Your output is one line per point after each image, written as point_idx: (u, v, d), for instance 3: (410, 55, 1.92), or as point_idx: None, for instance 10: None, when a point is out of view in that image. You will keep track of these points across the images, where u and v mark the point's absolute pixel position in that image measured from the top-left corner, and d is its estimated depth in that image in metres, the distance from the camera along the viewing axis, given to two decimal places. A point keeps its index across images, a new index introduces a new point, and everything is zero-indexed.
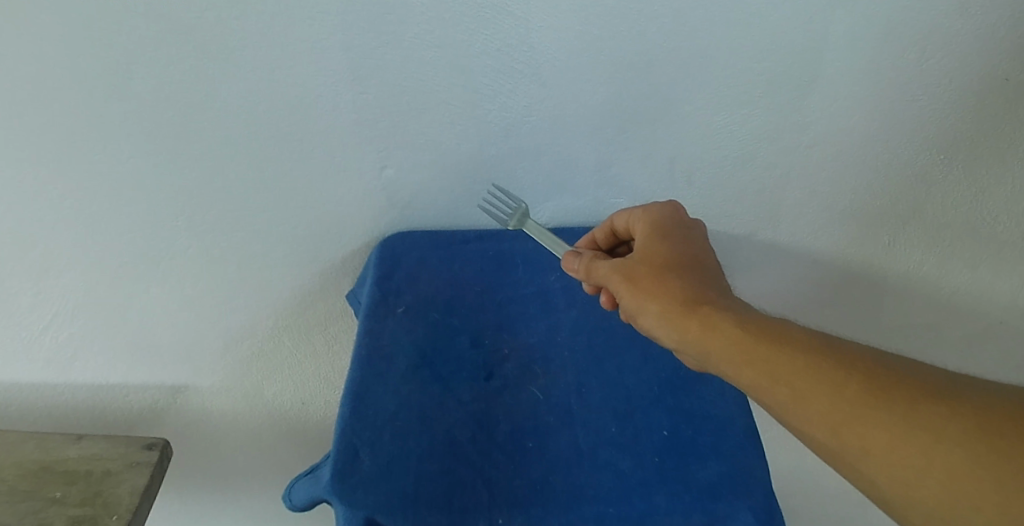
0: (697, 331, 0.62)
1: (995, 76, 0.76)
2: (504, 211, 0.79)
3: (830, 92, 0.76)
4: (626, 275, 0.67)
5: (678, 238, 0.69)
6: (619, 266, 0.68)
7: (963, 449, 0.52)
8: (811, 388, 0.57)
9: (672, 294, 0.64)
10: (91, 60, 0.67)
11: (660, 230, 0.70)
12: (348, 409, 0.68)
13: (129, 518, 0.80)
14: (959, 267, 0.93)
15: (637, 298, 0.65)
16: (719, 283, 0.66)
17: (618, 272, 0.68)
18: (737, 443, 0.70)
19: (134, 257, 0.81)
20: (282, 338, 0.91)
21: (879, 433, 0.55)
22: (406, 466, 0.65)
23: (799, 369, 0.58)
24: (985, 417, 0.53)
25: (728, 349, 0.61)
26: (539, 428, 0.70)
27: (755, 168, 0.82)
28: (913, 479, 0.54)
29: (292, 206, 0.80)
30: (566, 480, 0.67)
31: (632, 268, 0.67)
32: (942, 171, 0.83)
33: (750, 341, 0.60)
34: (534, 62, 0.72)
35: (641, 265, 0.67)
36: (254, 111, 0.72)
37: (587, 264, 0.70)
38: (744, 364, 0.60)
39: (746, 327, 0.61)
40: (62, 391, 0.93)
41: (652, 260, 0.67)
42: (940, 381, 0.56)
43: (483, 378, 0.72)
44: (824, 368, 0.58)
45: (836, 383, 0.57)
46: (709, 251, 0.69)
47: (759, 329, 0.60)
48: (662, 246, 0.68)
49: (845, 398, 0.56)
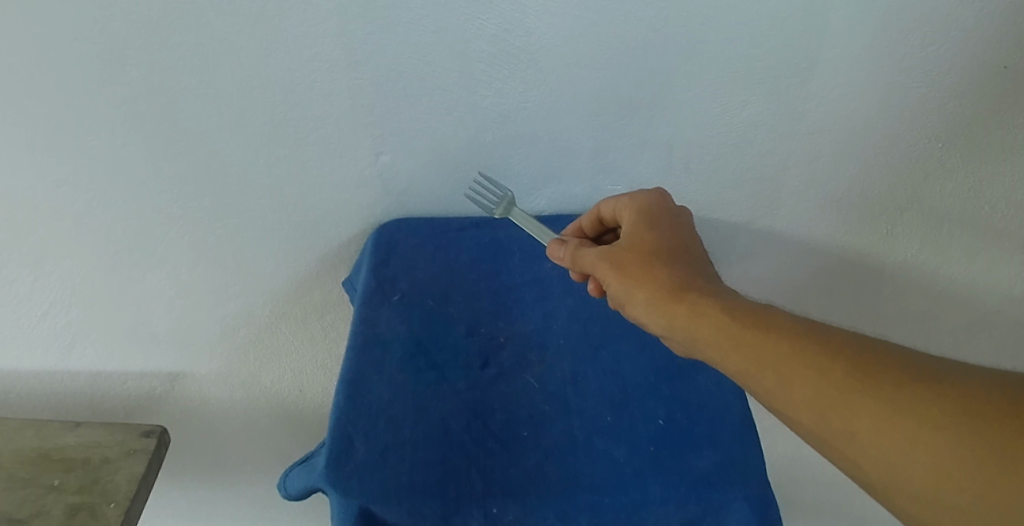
0: (685, 317, 0.62)
1: (994, 64, 0.75)
2: (492, 198, 0.77)
3: (832, 77, 0.75)
4: (614, 262, 0.66)
5: (665, 226, 0.68)
6: (606, 253, 0.67)
7: (948, 432, 0.52)
8: (798, 374, 0.57)
9: (660, 284, 0.64)
10: (86, 47, 0.66)
11: (647, 218, 0.69)
12: (343, 396, 0.66)
13: (129, 505, 0.80)
14: (957, 257, 0.93)
15: (624, 284, 0.65)
16: (706, 272, 0.66)
17: (605, 258, 0.67)
18: (735, 432, 0.68)
19: (126, 242, 0.81)
20: (279, 325, 0.91)
21: (865, 416, 0.54)
22: (402, 454, 0.63)
23: (785, 354, 0.58)
24: (968, 397, 0.53)
25: (715, 336, 0.60)
26: (534, 417, 0.68)
27: (753, 155, 0.81)
28: (900, 459, 0.53)
29: (288, 192, 0.79)
30: (560, 468, 0.65)
31: (619, 255, 0.67)
32: (943, 159, 0.82)
33: (738, 326, 0.60)
34: (528, 43, 0.71)
35: (629, 252, 0.67)
36: (247, 94, 0.71)
37: (572, 253, 0.69)
38: (729, 349, 0.59)
39: (733, 313, 0.60)
40: (62, 377, 0.93)
41: (640, 248, 0.67)
42: (924, 364, 0.55)
43: (478, 366, 0.71)
44: (809, 354, 0.57)
45: (822, 369, 0.56)
46: (696, 241, 0.69)
47: (746, 314, 0.60)
48: (649, 233, 0.68)
49: (832, 382, 0.56)
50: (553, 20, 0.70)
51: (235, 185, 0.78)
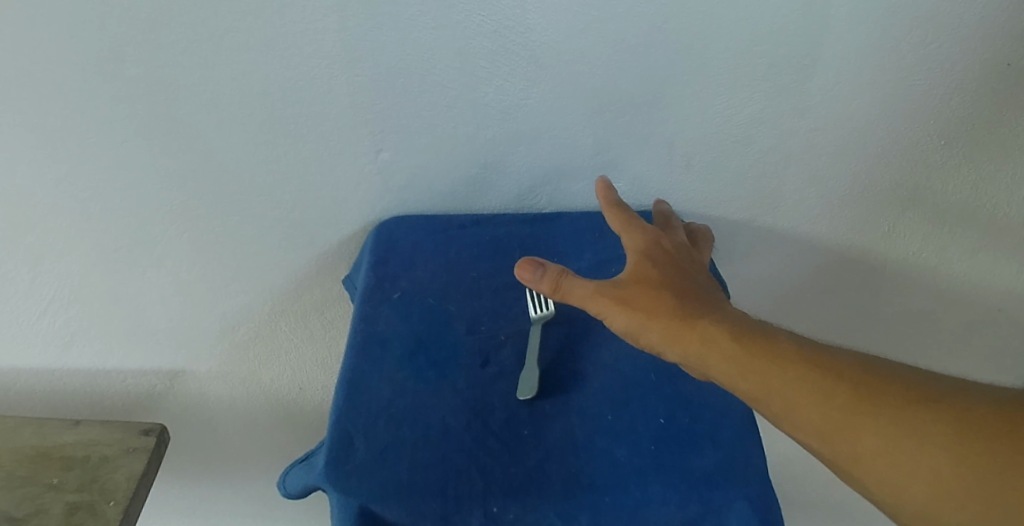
0: (690, 348, 0.60)
1: (997, 61, 0.75)
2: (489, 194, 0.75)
3: (834, 73, 0.75)
4: (611, 295, 0.63)
5: (657, 261, 0.67)
6: (600, 286, 0.64)
7: (950, 452, 0.53)
8: (804, 399, 0.57)
9: (663, 317, 0.62)
10: (84, 44, 0.66)
11: (640, 253, 0.67)
12: (342, 395, 0.63)
13: (128, 504, 0.80)
14: (959, 255, 0.92)
15: (624, 318, 0.63)
16: (703, 301, 0.64)
17: (600, 292, 0.64)
18: (749, 427, 0.63)
19: (124, 238, 0.80)
20: (278, 323, 0.90)
21: (871, 440, 0.55)
22: (401, 453, 0.60)
23: (789, 379, 0.58)
24: (971, 418, 0.54)
25: (721, 364, 0.59)
26: (533, 415, 0.63)
27: (754, 152, 0.81)
28: (907, 482, 0.54)
29: (288, 189, 0.79)
30: (560, 469, 0.60)
31: (615, 289, 0.64)
32: (946, 157, 0.82)
33: (742, 355, 0.59)
34: (529, 39, 0.71)
35: (625, 286, 0.64)
36: (246, 91, 0.71)
37: (561, 281, 0.64)
38: (735, 376, 0.59)
39: (737, 341, 0.60)
40: (61, 375, 0.93)
41: (636, 281, 0.65)
42: (921, 382, 0.56)
43: (478, 364, 0.66)
44: (813, 378, 0.57)
45: (823, 392, 0.57)
46: (688, 270, 0.68)
47: (749, 342, 0.60)
48: (644, 269, 0.66)
49: (837, 405, 0.56)
50: (553, 16, 0.69)
51: (234, 182, 0.77)
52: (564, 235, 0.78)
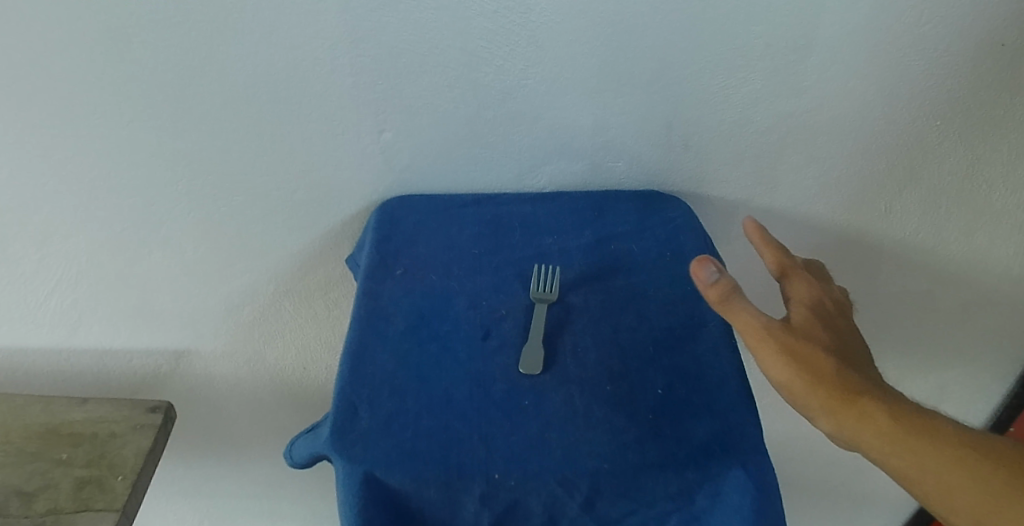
0: (853, 421, 0.57)
1: (992, 41, 0.76)
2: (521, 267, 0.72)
3: (828, 52, 0.76)
4: (780, 338, 0.60)
5: (830, 325, 0.64)
6: (762, 321, 0.60)
7: None
8: (961, 487, 0.54)
9: (830, 384, 0.58)
10: (93, 24, 0.68)
11: (817, 313, 0.64)
12: (346, 368, 0.64)
13: (136, 478, 0.81)
14: (956, 235, 0.94)
15: (783, 367, 0.59)
16: (869, 375, 0.60)
17: (755, 324, 0.60)
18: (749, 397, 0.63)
19: (130, 217, 0.82)
20: (283, 302, 0.91)
21: None
22: (406, 422, 0.61)
23: (946, 462, 0.54)
24: None
25: (880, 442, 0.56)
26: (534, 385, 0.64)
27: (752, 133, 0.82)
28: None
29: (292, 170, 0.80)
30: (560, 437, 0.61)
31: (779, 332, 0.60)
32: (941, 137, 0.83)
33: (904, 433, 0.56)
34: (528, 19, 0.72)
35: (785, 333, 0.60)
36: (250, 71, 0.72)
37: (727, 288, 0.62)
38: (892, 454, 0.55)
39: (899, 420, 0.56)
40: (69, 355, 0.94)
41: (808, 338, 0.61)
42: None
43: (480, 337, 0.67)
44: (970, 463, 0.54)
45: (981, 480, 0.54)
46: (856, 339, 0.64)
47: (914, 423, 0.56)
48: (815, 329, 0.62)
49: (991, 495, 0.53)
50: None
51: (239, 161, 0.79)
52: (564, 214, 0.80)
